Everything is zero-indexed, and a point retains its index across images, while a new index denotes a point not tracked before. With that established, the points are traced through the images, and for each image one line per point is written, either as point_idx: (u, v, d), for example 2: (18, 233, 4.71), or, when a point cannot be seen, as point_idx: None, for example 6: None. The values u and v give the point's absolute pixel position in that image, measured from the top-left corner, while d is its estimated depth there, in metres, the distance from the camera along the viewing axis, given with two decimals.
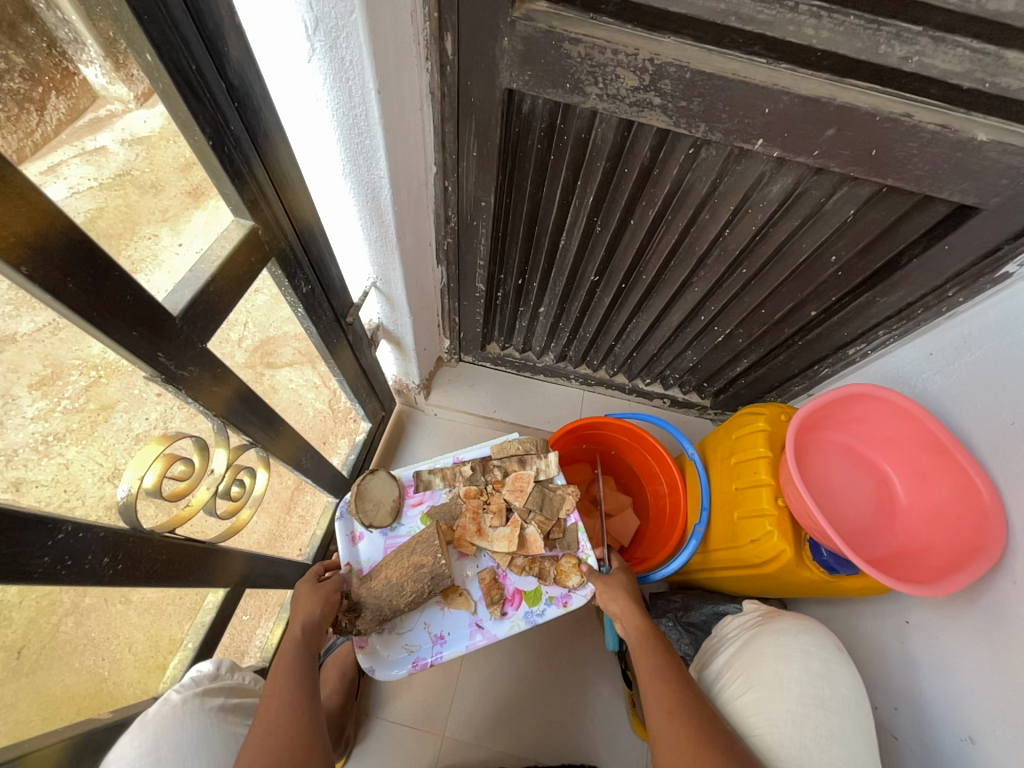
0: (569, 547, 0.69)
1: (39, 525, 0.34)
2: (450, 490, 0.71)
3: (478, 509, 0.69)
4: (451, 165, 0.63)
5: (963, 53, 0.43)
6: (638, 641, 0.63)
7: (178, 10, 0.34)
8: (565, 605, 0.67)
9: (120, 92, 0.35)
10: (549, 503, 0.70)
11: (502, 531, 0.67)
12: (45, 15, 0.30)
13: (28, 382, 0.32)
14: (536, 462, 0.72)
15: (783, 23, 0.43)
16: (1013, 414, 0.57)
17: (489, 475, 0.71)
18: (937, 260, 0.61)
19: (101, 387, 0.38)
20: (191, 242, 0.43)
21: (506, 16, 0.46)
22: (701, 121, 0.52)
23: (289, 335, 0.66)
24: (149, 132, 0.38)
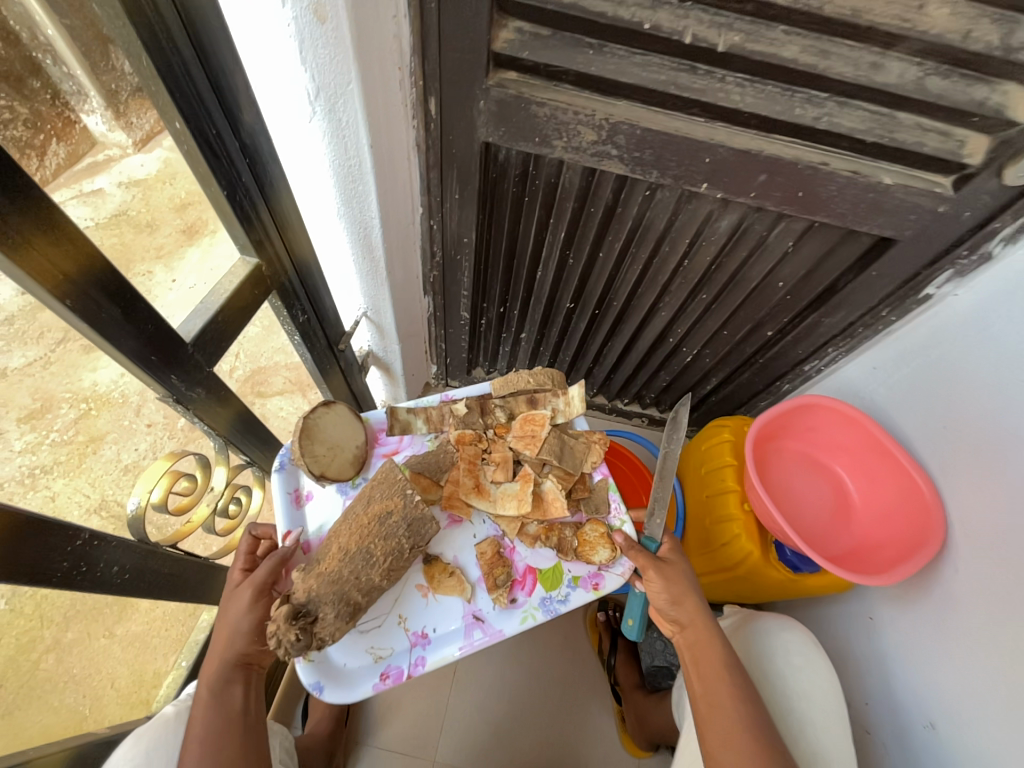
0: (595, 511, 0.65)
1: (62, 530, 0.38)
2: (435, 437, 0.67)
3: (475, 461, 0.65)
4: (436, 206, 0.70)
5: (864, 114, 0.51)
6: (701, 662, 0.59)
7: (203, 87, 0.40)
8: (595, 588, 0.61)
9: (119, 138, 0.38)
10: (570, 454, 0.66)
11: (507, 486, 0.64)
12: (52, 69, 0.32)
13: (17, 416, 0.33)
14: (551, 402, 0.69)
15: (714, 90, 0.51)
16: (946, 417, 0.65)
17: (486, 420, 0.68)
18: (869, 285, 0.69)
19: (91, 419, 0.40)
20: (184, 279, 0.48)
21: (481, 84, 0.54)
22: (653, 168, 0.59)
23: (280, 364, 0.72)
24: (145, 174, 0.41)
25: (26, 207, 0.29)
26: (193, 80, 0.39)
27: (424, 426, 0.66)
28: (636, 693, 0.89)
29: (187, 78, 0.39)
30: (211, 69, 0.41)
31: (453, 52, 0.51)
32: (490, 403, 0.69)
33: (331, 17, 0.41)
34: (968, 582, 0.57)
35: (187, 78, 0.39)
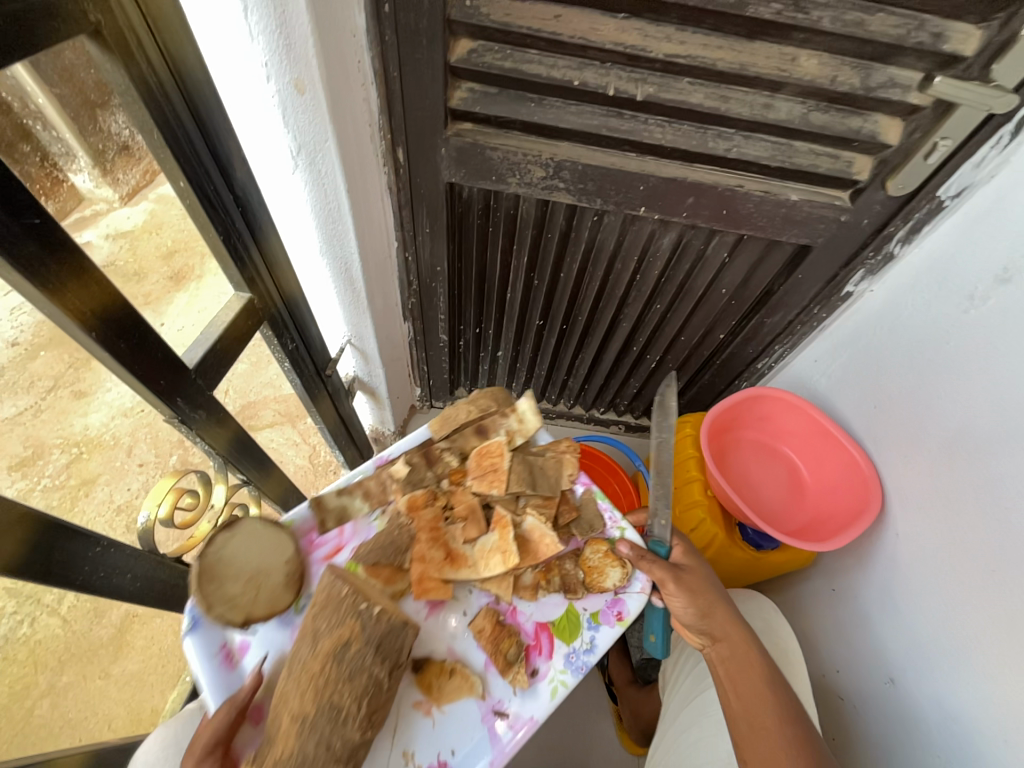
0: (589, 529, 0.58)
1: (85, 537, 0.42)
2: (382, 513, 0.56)
3: (438, 526, 0.55)
4: (410, 239, 0.78)
5: (767, 144, 0.61)
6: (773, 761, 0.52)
7: (204, 153, 0.48)
8: (621, 618, 0.55)
9: (105, 194, 0.44)
10: (542, 477, 0.58)
11: (484, 541, 0.55)
12: (39, 135, 0.37)
13: (11, 463, 0.42)
14: (503, 424, 0.60)
15: (639, 130, 0.61)
16: (876, 398, 0.73)
17: (434, 471, 0.58)
18: (799, 287, 0.78)
19: (81, 463, 0.50)
20: (172, 321, 0.54)
21: (442, 134, 0.62)
22: (597, 197, 0.68)
23: (268, 398, 0.84)
24: (130, 225, 0.48)
25: (61, 255, 0.35)
26: (194, 148, 0.46)
27: (364, 506, 0.56)
28: (630, 688, 0.92)
29: (190, 147, 0.46)
30: (210, 137, 0.48)
31: (416, 110, 0.60)
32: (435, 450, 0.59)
33: (309, 89, 0.49)
34: (910, 544, 0.64)
35: (190, 147, 0.46)
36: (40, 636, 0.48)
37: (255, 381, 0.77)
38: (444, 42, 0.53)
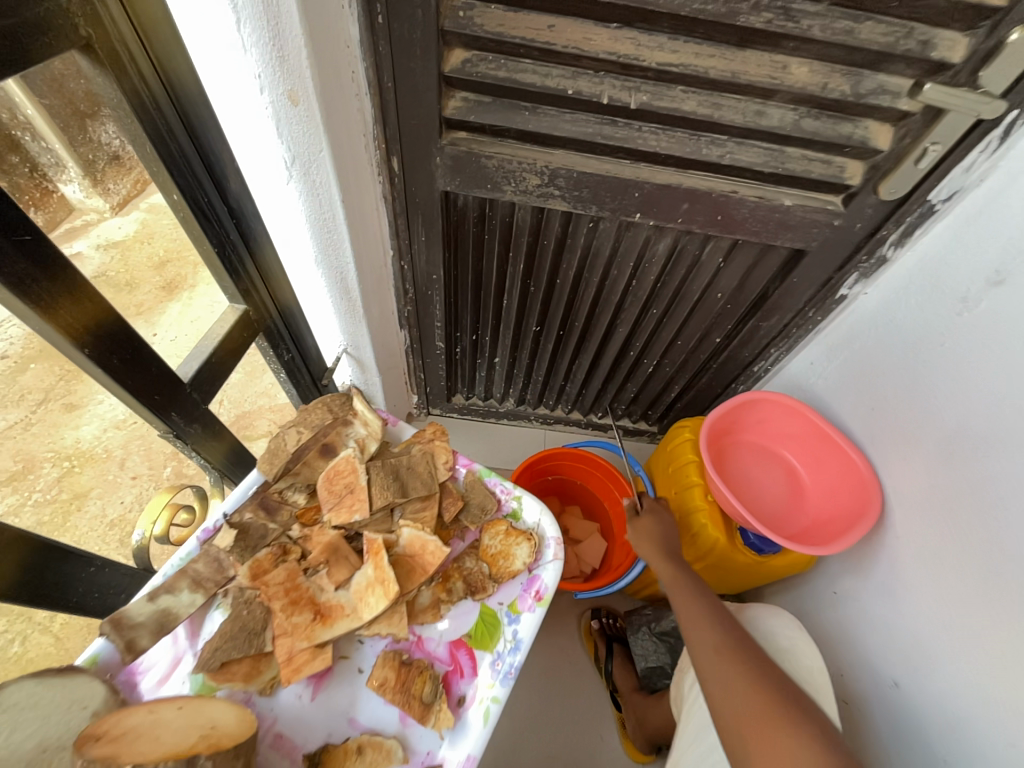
0: (477, 516, 0.59)
1: (75, 556, 0.43)
2: (224, 597, 0.49)
3: (296, 576, 0.50)
4: (405, 248, 0.78)
5: (760, 150, 0.61)
6: (733, 711, 0.56)
7: (197, 165, 0.50)
8: (539, 597, 0.54)
9: (96, 203, 0.48)
10: (410, 479, 0.57)
11: (358, 579, 0.51)
12: (31, 144, 0.40)
13: None
14: (350, 441, 0.59)
15: (633, 138, 0.61)
16: (874, 401, 0.73)
17: (277, 519, 0.53)
18: (793, 291, 0.79)
19: None
20: (164, 332, 0.58)
21: (436, 143, 0.62)
22: (592, 204, 0.68)
23: (265, 407, 0.84)
24: (120, 235, 0.51)
25: (58, 275, 0.35)
26: (185, 156, 0.49)
27: (194, 598, 0.47)
28: (636, 695, 0.90)
29: (180, 156, 0.48)
30: (202, 148, 0.51)
31: (411, 119, 0.60)
32: (273, 493, 0.55)
33: (303, 99, 0.48)
34: (908, 546, 0.64)
35: (180, 155, 0.48)
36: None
37: (250, 391, 0.80)
38: (438, 54, 0.54)
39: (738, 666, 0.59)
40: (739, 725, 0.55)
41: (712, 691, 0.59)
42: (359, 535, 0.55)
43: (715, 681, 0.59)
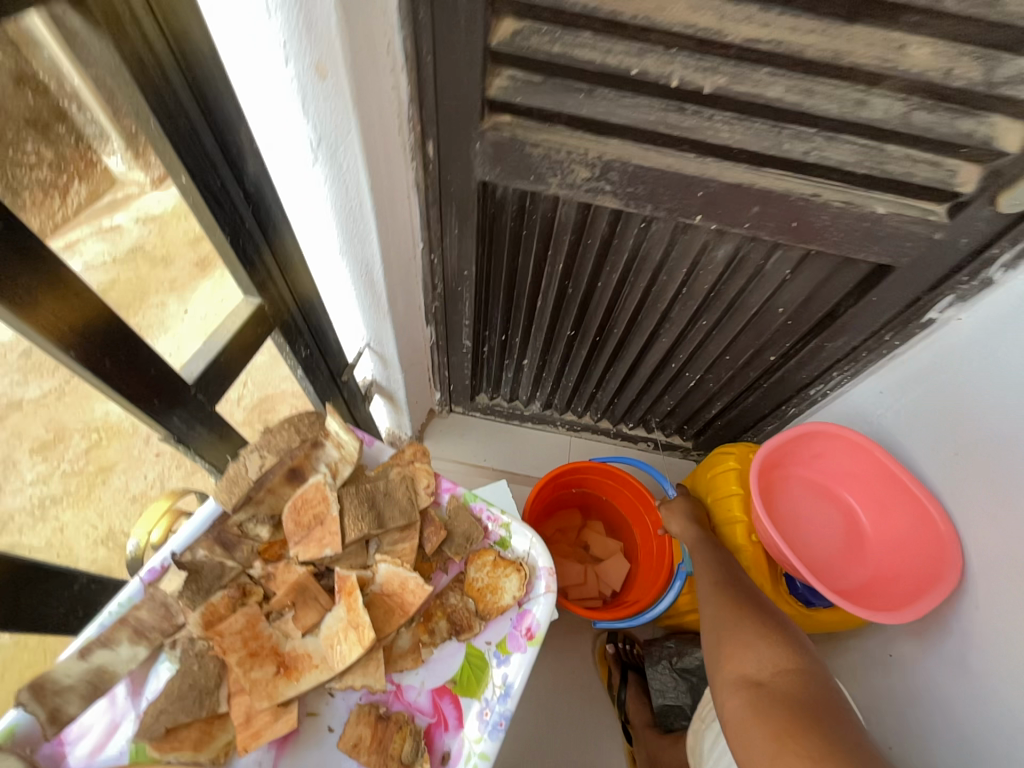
0: (460, 548, 0.56)
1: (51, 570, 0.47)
2: (173, 648, 0.47)
3: (258, 621, 0.48)
4: (436, 240, 0.72)
5: (853, 147, 0.52)
6: (714, 623, 0.61)
7: (209, 143, 0.44)
8: (530, 637, 0.52)
9: (137, 178, 0.45)
10: (388, 506, 0.54)
11: (328, 623, 0.50)
12: (76, 116, 0.38)
13: (29, 447, 0.48)
14: (318, 465, 0.54)
15: (703, 128, 0.53)
16: (956, 444, 0.63)
17: (237, 555, 0.50)
18: (869, 311, 0.69)
19: (99, 450, 0.55)
20: (195, 310, 0.57)
21: (477, 127, 0.56)
22: (647, 202, 0.61)
23: (287, 392, 0.80)
24: (161, 210, 0.49)
25: (38, 268, 0.32)
26: (197, 134, 0.42)
27: (135, 653, 0.45)
28: (649, 731, 0.85)
29: (190, 132, 0.42)
30: (217, 123, 0.44)
31: (449, 100, 0.53)
32: (232, 529, 0.51)
33: (332, 73, 0.43)
34: (990, 619, 0.55)
35: (191, 131, 0.42)
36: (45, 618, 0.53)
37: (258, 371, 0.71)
38: (486, 23, 0.47)
39: (726, 588, 0.64)
40: (717, 635, 0.60)
41: (701, 608, 0.64)
42: (329, 571, 0.53)
43: (704, 601, 0.64)
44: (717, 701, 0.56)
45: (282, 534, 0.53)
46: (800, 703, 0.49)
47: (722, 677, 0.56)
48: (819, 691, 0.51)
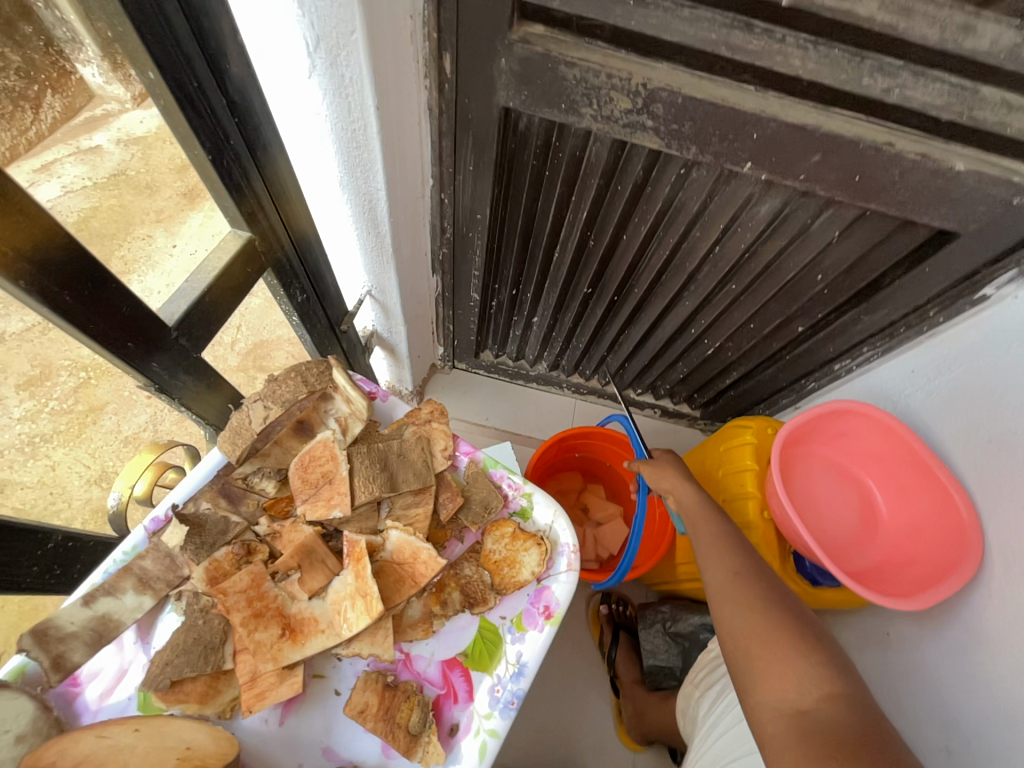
0: (478, 515, 0.52)
1: (29, 534, 0.43)
2: (179, 599, 0.45)
3: (263, 580, 0.45)
4: (448, 178, 0.64)
5: (943, 86, 0.44)
6: (744, 636, 0.54)
7: (181, 30, 0.36)
8: (549, 617, 0.49)
9: (117, 92, 0.41)
10: (404, 467, 0.51)
11: (335, 588, 0.46)
12: (42, 13, 0.34)
13: (16, 381, 0.44)
14: (328, 420, 0.51)
15: (771, 53, 0.45)
16: (991, 431, 0.59)
17: (242, 510, 0.48)
18: (918, 282, 0.63)
19: (89, 388, 0.51)
20: (185, 245, 0.52)
21: (504, 38, 0.47)
22: (692, 143, 0.53)
23: (284, 340, 0.76)
24: (144, 131, 0.44)
25: None
26: (166, 18, 0.34)
27: (140, 603, 0.44)
28: (637, 689, 0.88)
29: (157, 12, 0.34)
30: (191, 8, 0.36)
31: (472, 0, 0.44)
32: (236, 481, 0.49)
33: None
34: (1003, 609, 0.54)
35: (158, 11, 0.34)
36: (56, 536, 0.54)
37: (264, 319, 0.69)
38: None
39: (752, 593, 0.57)
40: (748, 650, 0.53)
41: (722, 616, 0.57)
42: (338, 533, 0.49)
43: (724, 606, 0.57)
44: (750, 725, 0.50)
45: (288, 491, 0.50)
46: (851, 738, 0.44)
47: (755, 701, 0.50)
48: (866, 713, 0.46)
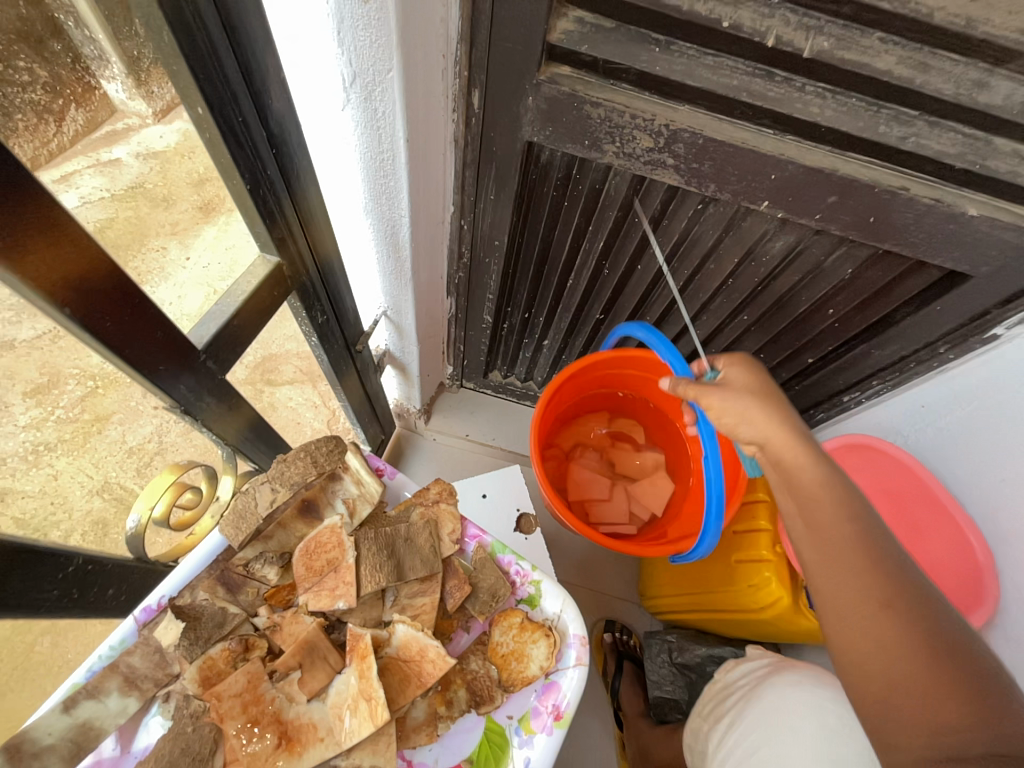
0: (483, 604, 0.54)
1: (52, 557, 0.43)
2: (166, 699, 0.44)
3: (259, 681, 0.44)
4: (469, 205, 0.66)
5: (957, 137, 0.46)
6: (881, 675, 0.41)
7: (231, 70, 0.37)
8: (558, 718, 0.50)
9: (139, 109, 0.40)
10: (412, 552, 0.52)
11: (336, 688, 0.46)
12: (72, 31, 0.34)
13: (22, 390, 0.41)
14: (335, 500, 0.53)
15: (791, 100, 0.46)
16: (1004, 471, 0.61)
17: (240, 600, 0.49)
18: (929, 320, 0.64)
19: (96, 398, 0.47)
20: (197, 258, 0.49)
21: (532, 79, 0.49)
22: (711, 181, 0.55)
23: (292, 353, 0.73)
24: (164, 146, 0.44)
25: (32, 209, 0.27)
26: (217, 55, 0.36)
27: (126, 705, 0.43)
28: (641, 722, 0.87)
29: (210, 50, 0.35)
30: (242, 50, 0.38)
31: (504, 42, 0.46)
32: (236, 568, 0.50)
33: None
34: None
35: (210, 49, 0.35)
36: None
37: (276, 333, 0.66)
38: None
39: (898, 629, 0.41)
40: (887, 692, 0.40)
41: (853, 638, 0.43)
42: (340, 623, 0.50)
43: (853, 632, 0.43)
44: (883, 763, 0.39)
45: (290, 578, 0.51)
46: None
47: (886, 745, 0.39)
48: None
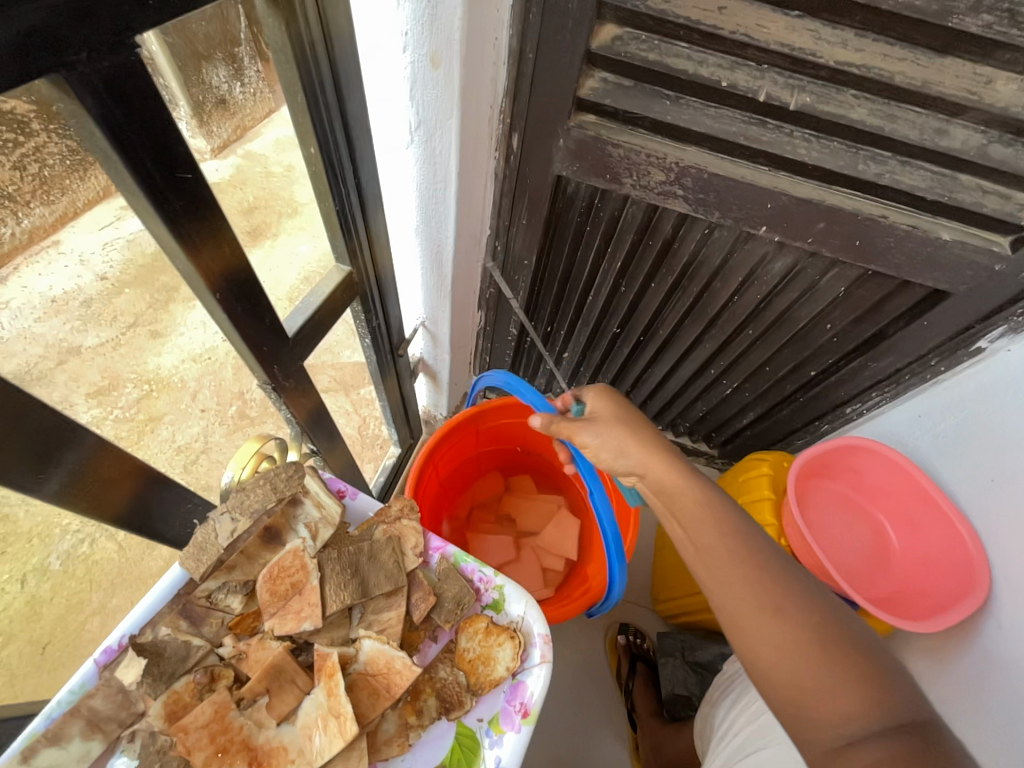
0: (447, 612, 0.49)
1: (179, 488, 0.48)
2: (131, 741, 0.39)
3: (225, 714, 0.40)
4: (503, 229, 0.75)
5: (926, 174, 0.54)
6: (789, 682, 0.44)
7: (338, 122, 0.49)
8: (525, 715, 0.44)
9: (200, 144, 0.39)
10: (376, 567, 0.49)
11: (306, 709, 0.42)
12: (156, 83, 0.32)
13: (88, 390, 0.40)
14: (295, 526, 0.47)
15: (781, 143, 0.55)
16: (992, 471, 0.67)
17: (204, 632, 0.43)
18: (919, 333, 0.71)
19: (149, 401, 0.48)
20: None
21: (564, 124, 0.58)
22: (716, 209, 0.63)
23: (327, 363, 0.73)
24: (217, 180, 0.42)
25: (205, 216, 0.37)
26: (329, 110, 0.47)
27: (87, 748, 0.37)
28: (653, 721, 0.90)
29: (324, 107, 0.46)
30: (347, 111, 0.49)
31: (541, 96, 0.56)
32: (199, 601, 0.43)
33: (444, 63, 0.49)
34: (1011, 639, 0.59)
35: (324, 106, 0.46)
36: (96, 556, 0.49)
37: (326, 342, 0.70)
38: (590, 28, 0.49)
39: (784, 630, 0.45)
40: (795, 696, 0.43)
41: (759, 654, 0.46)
42: (307, 646, 0.46)
43: (760, 647, 0.46)
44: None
45: (255, 606, 0.45)
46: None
47: (807, 746, 0.43)
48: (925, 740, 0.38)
